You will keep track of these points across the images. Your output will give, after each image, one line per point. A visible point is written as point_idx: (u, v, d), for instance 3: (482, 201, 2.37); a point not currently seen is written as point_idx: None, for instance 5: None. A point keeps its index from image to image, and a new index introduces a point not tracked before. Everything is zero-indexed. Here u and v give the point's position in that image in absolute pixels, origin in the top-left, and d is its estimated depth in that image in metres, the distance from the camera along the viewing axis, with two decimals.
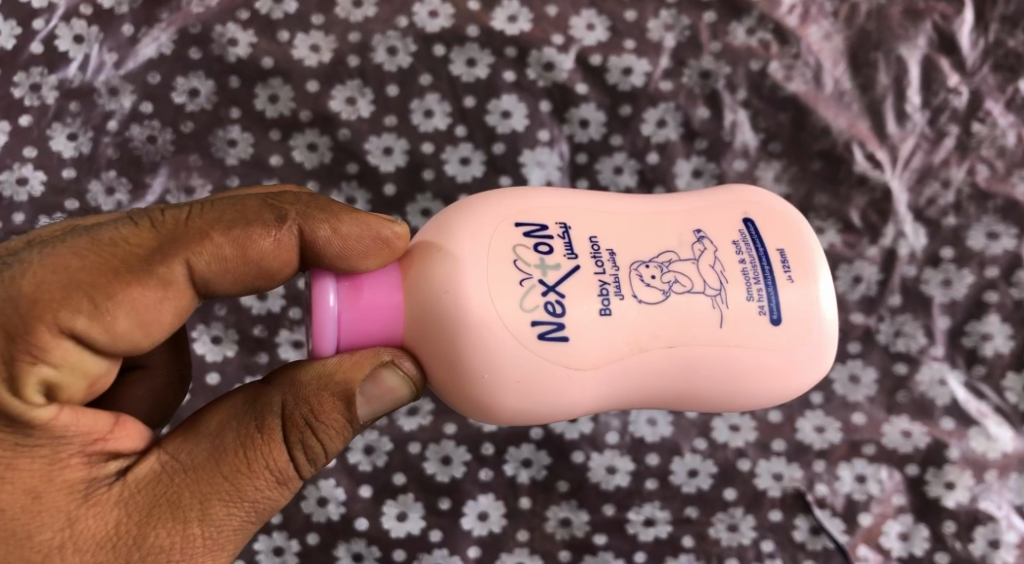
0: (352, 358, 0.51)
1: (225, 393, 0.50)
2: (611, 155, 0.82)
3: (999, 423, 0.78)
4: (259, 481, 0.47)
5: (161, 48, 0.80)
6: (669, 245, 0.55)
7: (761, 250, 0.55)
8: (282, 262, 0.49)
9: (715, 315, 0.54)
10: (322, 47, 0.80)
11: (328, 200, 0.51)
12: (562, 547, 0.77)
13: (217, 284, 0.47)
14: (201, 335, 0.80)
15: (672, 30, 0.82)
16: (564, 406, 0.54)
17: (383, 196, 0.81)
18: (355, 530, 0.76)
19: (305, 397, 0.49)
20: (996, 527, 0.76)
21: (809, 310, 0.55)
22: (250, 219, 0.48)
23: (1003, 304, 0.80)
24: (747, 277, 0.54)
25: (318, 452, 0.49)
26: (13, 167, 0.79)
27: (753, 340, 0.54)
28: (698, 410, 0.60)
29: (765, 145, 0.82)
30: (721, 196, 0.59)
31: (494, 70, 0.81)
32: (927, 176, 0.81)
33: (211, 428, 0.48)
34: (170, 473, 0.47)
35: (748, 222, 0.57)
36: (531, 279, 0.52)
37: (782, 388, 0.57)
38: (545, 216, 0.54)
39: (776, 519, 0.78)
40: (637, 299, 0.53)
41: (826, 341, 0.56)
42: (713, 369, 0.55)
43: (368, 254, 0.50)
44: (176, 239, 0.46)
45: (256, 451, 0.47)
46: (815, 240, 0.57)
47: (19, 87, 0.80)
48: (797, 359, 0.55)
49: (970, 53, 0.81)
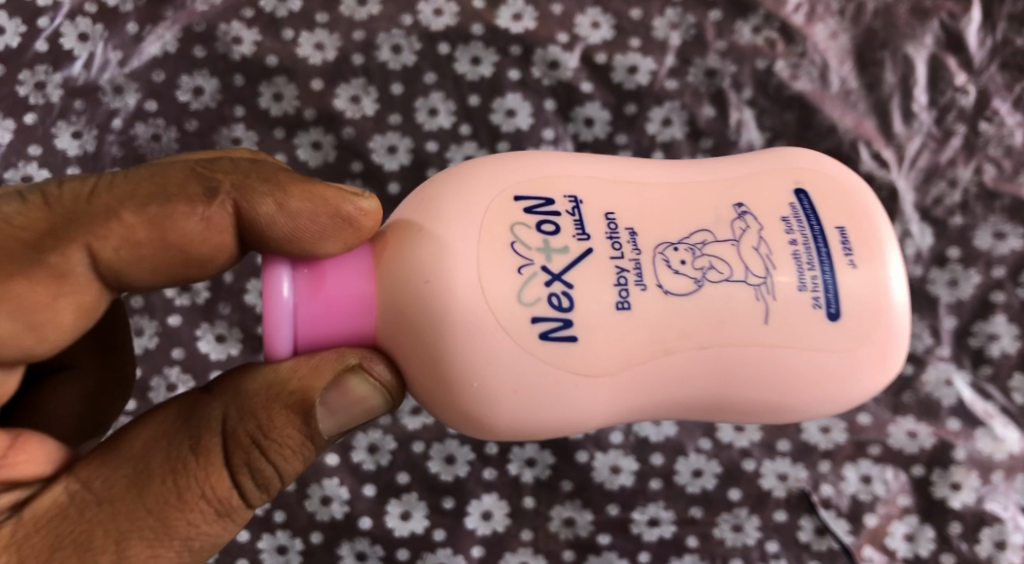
0: (309, 363, 0.50)
1: (162, 407, 0.51)
2: (616, 154, 0.82)
3: (1005, 424, 0.78)
4: (190, 512, 0.47)
5: (166, 46, 0.80)
6: (703, 224, 0.54)
7: (817, 230, 0.54)
8: (223, 241, 0.49)
9: (760, 308, 0.53)
10: (327, 45, 0.80)
11: (271, 170, 0.51)
12: (566, 547, 0.77)
13: (128, 270, 0.49)
14: (205, 333, 0.80)
15: (678, 29, 0.81)
16: (576, 416, 0.54)
17: (388, 195, 0.81)
18: (359, 529, 0.76)
19: (250, 410, 0.49)
20: (1003, 528, 0.76)
21: (873, 298, 0.53)
22: (171, 193, 0.49)
23: (1010, 304, 0.79)
24: (800, 262, 0.53)
25: (261, 474, 0.49)
26: (19, 165, 0.79)
27: (807, 339, 0.53)
28: (744, 420, 0.59)
29: (771, 144, 0.81)
30: (766, 162, 0.57)
31: (499, 69, 0.81)
32: (934, 176, 0.81)
33: (134, 451, 0.49)
34: (79, 507, 0.47)
35: (800, 193, 0.55)
36: (533, 265, 0.51)
37: (842, 391, 0.56)
38: (553, 189, 0.54)
39: (781, 519, 0.77)
40: (661, 289, 0.52)
41: (896, 334, 0.54)
42: (756, 371, 0.54)
43: (326, 233, 0.50)
44: (72, 221, 0.47)
45: (187, 478, 0.48)
46: (881, 218, 0.55)
47: (24, 86, 0.80)
48: (861, 359, 0.54)
49: (977, 52, 0.81)
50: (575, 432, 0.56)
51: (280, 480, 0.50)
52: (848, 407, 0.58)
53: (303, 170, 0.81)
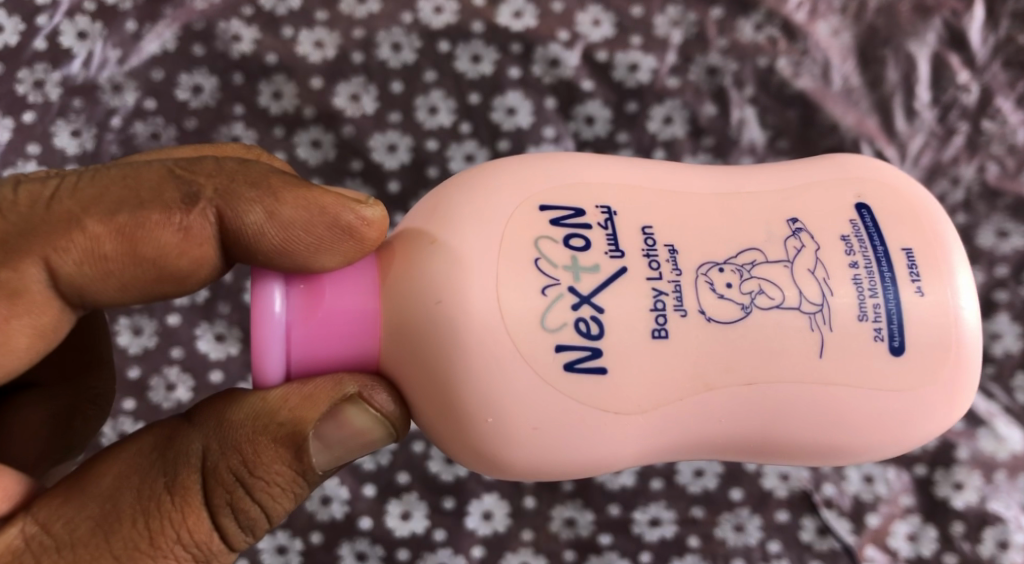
0: (302, 394, 0.50)
1: (140, 436, 0.50)
2: (617, 152, 0.81)
3: (1009, 423, 0.78)
4: (166, 556, 0.47)
5: (165, 44, 0.79)
6: (753, 244, 0.53)
7: (882, 250, 0.54)
8: (201, 252, 0.49)
9: (815, 337, 0.52)
10: (326, 43, 0.80)
11: (259, 172, 0.51)
12: (567, 547, 0.76)
13: (95, 284, 0.49)
14: (204, 333, 0.80)
15: (679, 26, 0.81)
16: (601, 455, 0.54)
17: (387, 193, 0.81)
18: (359, 529, 0.76)
19: (234, 445, 0.48)
20: (1006, 528, 0.75)
21: (939, 328, 0.53)
22: (144, 201, 0.48)
23: (1013, 303, 0.79)
24: (861, 289, 0.52)
25: (245, 514, 0.49)
26: (17, 164, 0.79)
27: (865, 376, 0.53)
28: (789, 459, 0.59)
29: (772, 143, 0.81)
30: (826, 171, 0.57)
31: (500, 67, 0.80)
32: (937, 174, 0.81)
33: (102, 489, 0.48)
34: (37, 551, 0.46)
35: (861, 208, 0.55)
36: (560, 285, 0.51)
37: (903, 434, 0.55)
38: (583, 200, 0.53)
39: (783, 519, 0.77)
40: (705, 315, 0.52)
41: (966, 372, 0.54)
42: (810, 413, 0.54)
43: (318, 246, 0.49)
44: (33, 231, 0.47)
45: (160, 521, 0.47)
46: (954, 242, 0.55)
47: (22, 84, 0.79)
48: (925, 400, 0.54)
49: (980, 50, 0.80)
50: (598, 471, 0.56)
51: (265, 521, 0.49)
52: (903, 449, 0.57)
53: (302, 168, 0.81)
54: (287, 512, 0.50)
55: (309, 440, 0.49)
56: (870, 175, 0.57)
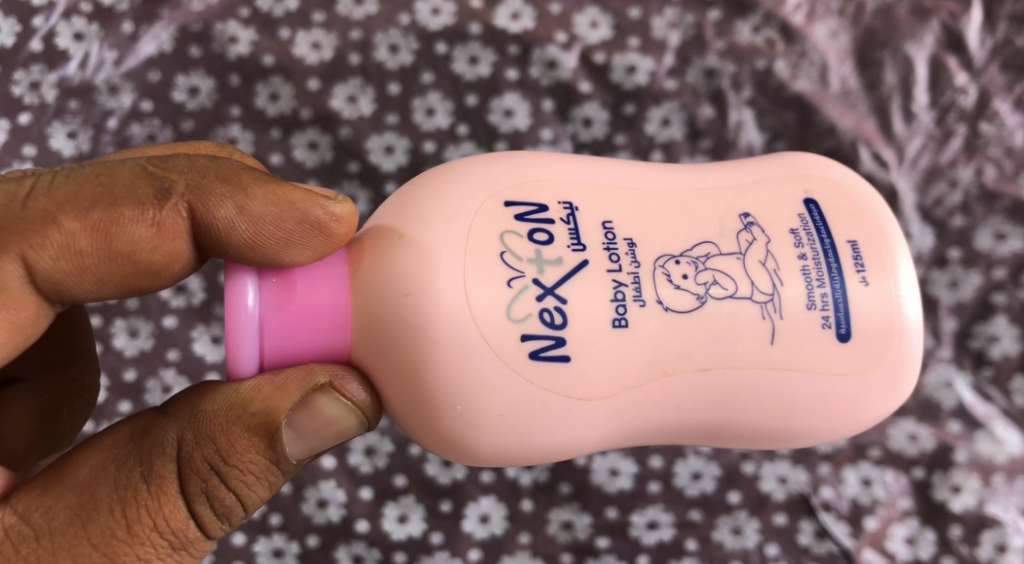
0: (274, 384, 0.50)
1: (115, 426, 0.51)
2: (615, 153, 0.81)
3: (1007, 426, 0.78)
4: (142, 546, 0.47)
5: (161, 45, 0.79)
6: (708, 236, 0.55)
7: (828, 243, 0.56)
8: (174, 247, 0.49)
9: (766, 325, 0.54)
10: (323, 44, 0.79)
11: (230, 169, 0.51)
12: (563, 550, 0.76)
13: (70, 280, 0.48)
14: (201, 335, 0.79)
15: (676, 28, 0.80)
16: (567, 439, 0.56)
17: (383, 195, 0.81)
18: (355, 532, 0.76)
19: (209, 434, 0.49)
20: (1005, 531, 0.74)
21: (882, 318, 0.55)
22: (118, 197, 0.48)
23: (1011, 305, 0.79)
24: (810, 279, 0.55)
25: (223, 502, 0.49)
26: (12, 165, 0.78)
27: (814, 362, 0.55)
28: (736, 444, 0.62)
29: (770, 145, 0.81)
30: (778, 168, 0.60)
31: (496, 69, 0.80)
32: (935, 176, 0.81)
33: (79, 479, 0.48)
34: (17, 540, 0.46)
35: (810, 203, 0.57)
36: (524, 277, 0.52)
37: (852, 417, 0.58)
38: (547, 195, 0.55)
39: (781, 522, 0.77)
40: (662, 305, 0.53)
41: (909, 356, 0.57)
42: (763, 400, 0.56)
43: (290, 241, 0.50)
44: (8, 229, 0.47)
45: (137, 510, 0.47)
46: (896, 233, 0.57)
47: (18, 85, 0.79)
48: (872, 384, 0.56)
49: (978, 52, 0.80)
50: (558, 457, 0.58)
51: (241, 509, 0.50)
52: (848, 433, 0.60)
53: (299, 170, 0.81)
54: (263, 501, 0.51)
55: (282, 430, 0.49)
56: (819, 172, 0.59)
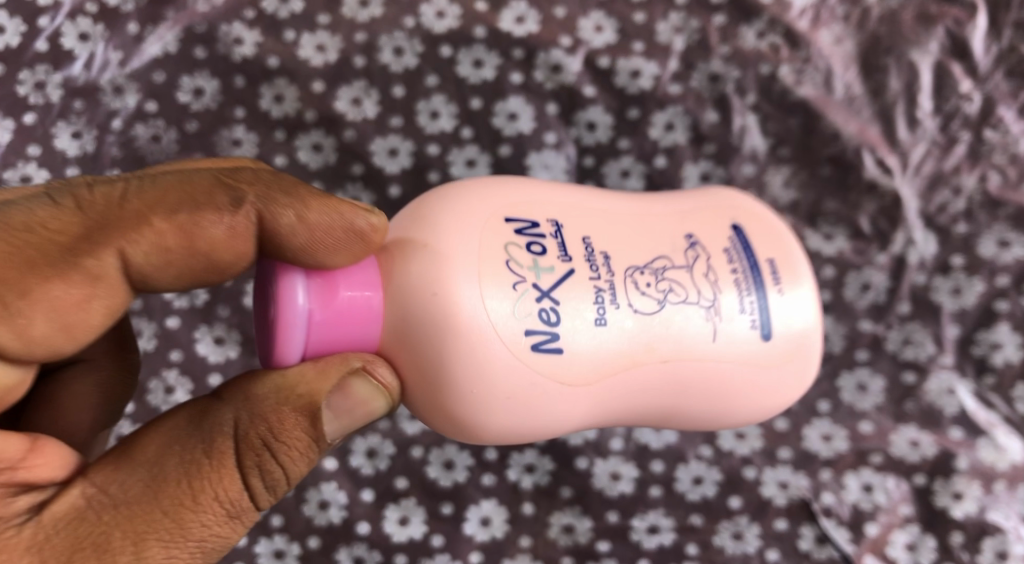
0: (316, 368, 0.51)
1: (170, 410, 0.51)
2: (618, 158, 0.82)
3: (1009, 433, 0.78)
4: (205, 515, 0.47)
5: (166, 46, 0.79)
6: (663, 251, 0.59)
7: (752, 259, 0.61)
8: (237, 252, 0.50)
9: (709, 328, 0.58)
10: (328, 47, 0.79)
11: (289, 181, 0.52)
12: (564, 554, 0.76)
13: (155, 274, 0.49)
14: (204, 336, 0.79)
15: (681, 32, 0.80)
16: (552, 422, 0.58)
17: (387, 198, 0.82)
18: (356, 534, 0.76)
19: (261, 414, 0.49)
20: (1006, 538, 0.75)
21: (795, 325, 0.61)
22: (199, 202, 0.49)
23: (1014, 313, 0.79)
24: (740, 288, 0.59)
25: (276, 477, 0.50)
26: (17, 165, 0.79)
27: (747, 357, 0.60)
28: (676, 426, 0.66)
29: (774, 150, 0.82)
30: (708, 199, 0.64)
31: (501, 72, 0.80)
32: (938, 183, 0.81)
33: (148, 455, 0.48)
34: (97, 509, 0.46)
35: (736, 228, 0.62)
36: (525, 282, 0.54)
37: (771, 403, 0.63)
38: (535, 213, 0.57)
39: (782, 527, 0.77)
40: (632, 308, 0.56)
41: (811, 357, 0.62)
42: (706, 389, 0.60)
43: (336, 251, 0.51)
44: (105, 225, 0.48)
45: (202, 481, 0.47)
46: (799, 251, 0.63)
47: (23, 85, 0.79)
48: (783, 376, 0.62)
49: (982, 59, 0.80)
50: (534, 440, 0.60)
51: (288, 483, 0.50)
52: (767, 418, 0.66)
53: (303, 172, 0.81)
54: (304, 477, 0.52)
55: (323, 409, 0.50)
56: (738, 203, 0.64)
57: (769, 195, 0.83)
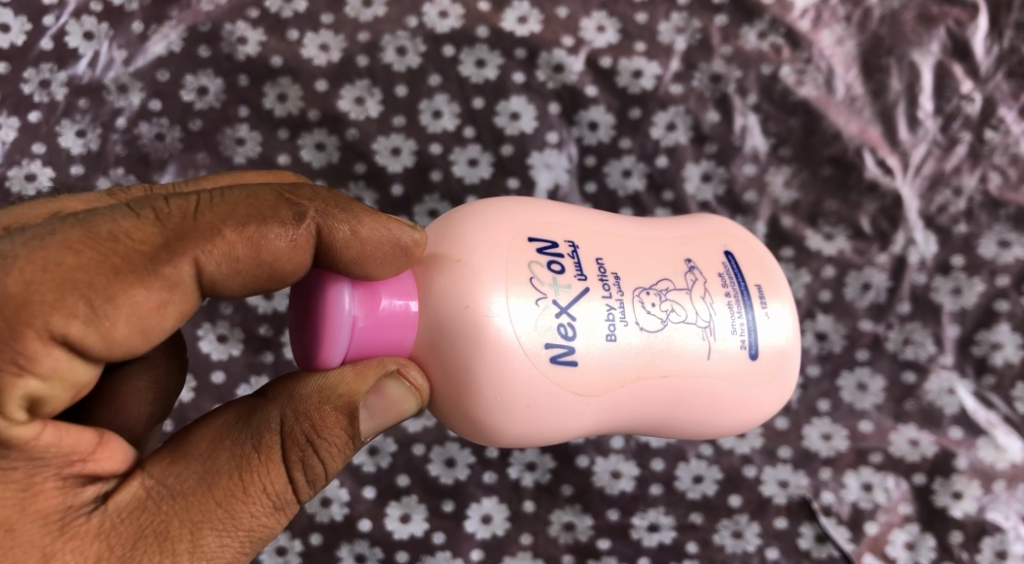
0: (355, 370, 0.52)
1: (218, 407, 0.50)
2: (620, 158, 0.82)
3: (1008, 433, 0.78)
4: (255, 507, 0.47)
5: (171, 45, 0.80)
6: (665, 273, 0.59)
7: (742, 283, 0.62)
8: (295, 264, 0.49)
9: (704, 347, 0.59)
10: (331, 46, 0.80)
11: (343, 196, 0.51)
12: (565, 552, 0.76)
13: (225, 283, 0.47)
14: (207, 333, 0.80)
15: (683, 33, 0.81)
16: (558, 432, 0.58)
17: (390, 197, 0.82)
18: (358, 531, 0.76)
19: (306, 412, 0.49)
20: (1005, 538, 0.75)
21: (779, 346, 0.62)
22: (266, 216, 0.48)
23: (1014, 313, 0.79)
24: (732, 310, 0.60)
25: (317, 473, 0.49)
26: (22, 163, 0.79)
27: (736, 375, 0.60)
28: (668, 436, 0.66)
29: (775, 150, 0.82)
30: (705, 226, 0.65)
31: (504, 71, 0.80)
32: (938, 184, 0.81)
33: (202, 449, 0.48)
34: (156, 500, 0.46)
35: (728, 254, 0.63)
36: (546, 298, 0.55)
37: (757, 416, 0.63)
38: (555, 233, 0.58)
39: (781, 526, 0.77)
40: (639, 325, 0.57)
41: (789, 379, 0.63)
42: (698, 404, 0.61)
43: (384, 262, 0.51)
44: (184, 235, 0.46)
45: (252, 474, 0.47)
46: (782, 279, 0.65)
47: (28, 84, 0.79)
48: (765, 392, 0.62)
49: (984, 60, 0.80)
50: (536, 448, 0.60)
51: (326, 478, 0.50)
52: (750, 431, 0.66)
53: (305, 171, 0.81)
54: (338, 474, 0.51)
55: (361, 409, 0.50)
56: (732, 231, 0.66)
57: (770, 195, 0.83)
